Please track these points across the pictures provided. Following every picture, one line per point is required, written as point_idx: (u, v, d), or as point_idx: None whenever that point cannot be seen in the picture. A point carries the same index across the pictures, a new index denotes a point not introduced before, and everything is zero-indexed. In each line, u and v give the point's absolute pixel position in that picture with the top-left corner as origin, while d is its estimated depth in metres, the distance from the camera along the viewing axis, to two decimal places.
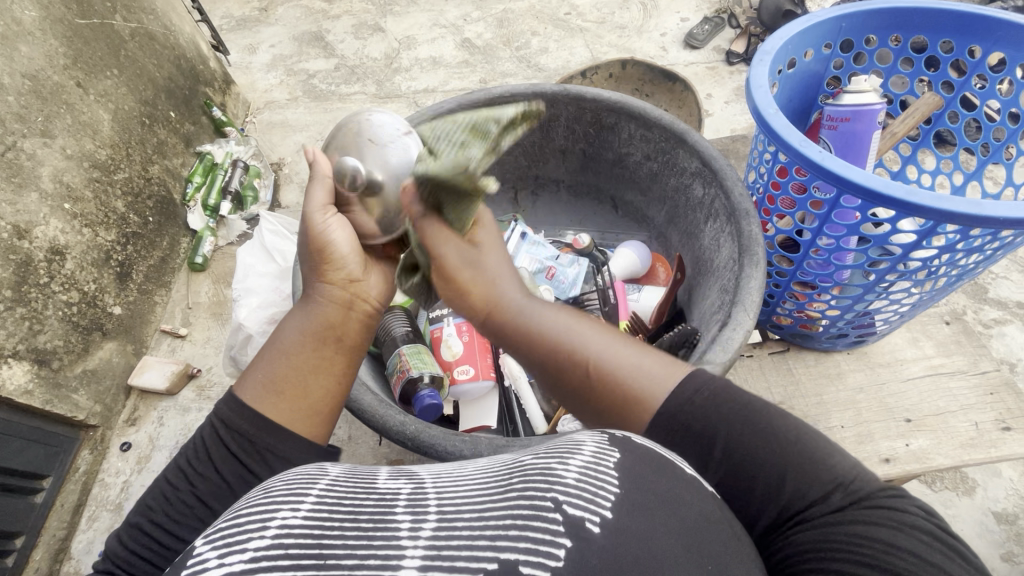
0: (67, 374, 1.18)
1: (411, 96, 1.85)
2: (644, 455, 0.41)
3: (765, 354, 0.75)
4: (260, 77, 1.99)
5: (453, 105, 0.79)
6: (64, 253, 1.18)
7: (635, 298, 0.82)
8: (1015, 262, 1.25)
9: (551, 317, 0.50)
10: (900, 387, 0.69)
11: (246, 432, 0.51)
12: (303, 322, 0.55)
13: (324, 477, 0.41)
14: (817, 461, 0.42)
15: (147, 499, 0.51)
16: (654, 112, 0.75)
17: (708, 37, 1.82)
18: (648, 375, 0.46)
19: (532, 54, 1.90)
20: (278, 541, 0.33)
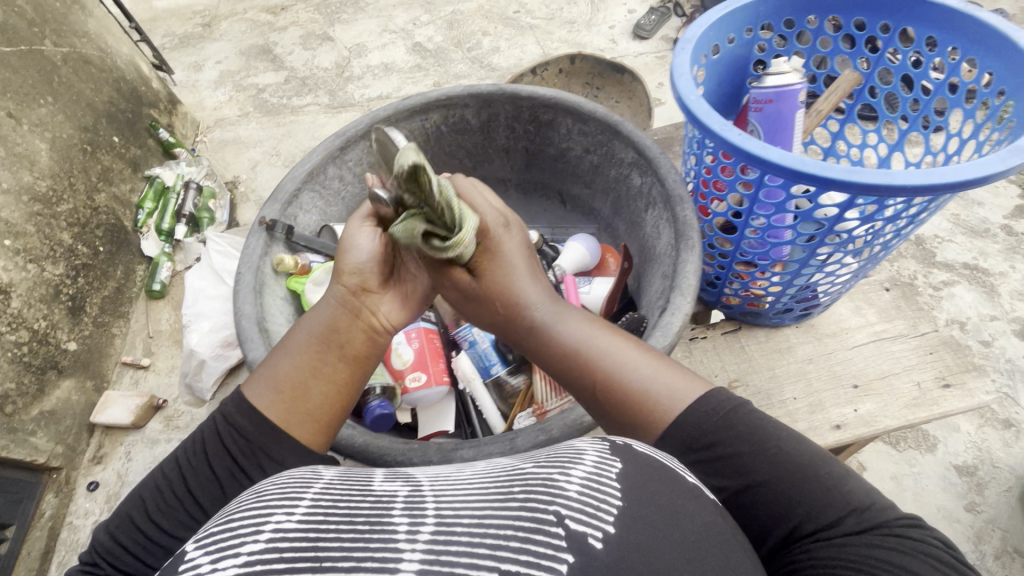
0: (23, 417, 1.13)
1: (365, 103, 1.82)
2: (645, 462, 0.43)
3: (718, 334, 0.77)
4: (208, 95, 1.94)
5: (390, 111, 0.80)
6: (8, 292, 1.12)
7: (585, 289, 0.80)
8: (957, 225, 1.30)
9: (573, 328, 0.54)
10: (846, 355, 0.72)
11: (241, 426, 0.53)
12: (312, 325, 0.57)
13: (317, 480, 0.42)
14: (824, 484, 0.44)
15: (139, 493, 0.54)
16: (589, 105, 0.77)
17: (655, 26, 1.85)
18: (667, 394, 0.48)
19: (484, 54, 1.90)
20: (273, 545, 0.34)
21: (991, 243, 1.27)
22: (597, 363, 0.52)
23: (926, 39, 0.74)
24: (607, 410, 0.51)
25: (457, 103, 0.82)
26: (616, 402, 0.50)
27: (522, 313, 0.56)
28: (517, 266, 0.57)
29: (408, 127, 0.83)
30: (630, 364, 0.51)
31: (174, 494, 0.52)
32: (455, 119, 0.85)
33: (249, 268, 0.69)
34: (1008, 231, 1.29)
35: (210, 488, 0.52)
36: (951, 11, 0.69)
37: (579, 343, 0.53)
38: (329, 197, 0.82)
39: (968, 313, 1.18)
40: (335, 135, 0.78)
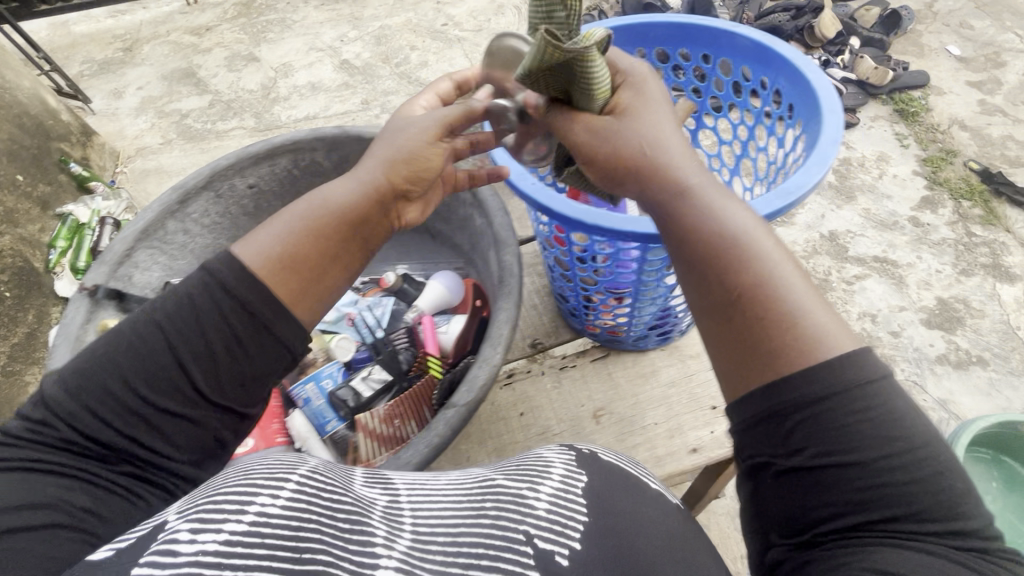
0: None
1: (292, 125, 1.79)
2: (606, 477, 0.52)
3: (587, 361, 0.78)
4: (129, 123, 1.87)
5: (233, 159, 0.83)
6: None
7: (443, 329, 0.86)
8: (867, 219, 1.35)
9: (728, 212, 0.49)
10: (705, 377, 0.74)
11: (242, 295, 0.52)
12: (348, 198, 0.58)
13: (301, 465, 0.46)
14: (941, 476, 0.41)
15: (87, 350, 0.54)
16: None
17: None
18: (835, 338, 0.43)
19: (412, 69, 1.88)
20: (255, 528, 0.38)
21: (899, 235, 1.32)
22: (746, 261, 0.46)
23: (742, 70, 0.84)
24: (744, 308, 0.45)
25: (305, 147, 0.86)
26: (756, 306, 0.45)
27: (669, 177, 0.51)
28: (672, 142, 0.53)
29: (256, 172, 0.86)
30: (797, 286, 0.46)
31: (126, 346, 0.53)
32: (307, 162, 0.89)
33: (68, 338, 0.66)
34: (915, 222, 1.34)
35: (188, 349, 0.53)
36: (749, 41, 0.80)
37: (742, 231, 0.48)
38: (173, 252, 0.85)
39: (877, 306, 1.22)
40: (173, 189, 0.80)
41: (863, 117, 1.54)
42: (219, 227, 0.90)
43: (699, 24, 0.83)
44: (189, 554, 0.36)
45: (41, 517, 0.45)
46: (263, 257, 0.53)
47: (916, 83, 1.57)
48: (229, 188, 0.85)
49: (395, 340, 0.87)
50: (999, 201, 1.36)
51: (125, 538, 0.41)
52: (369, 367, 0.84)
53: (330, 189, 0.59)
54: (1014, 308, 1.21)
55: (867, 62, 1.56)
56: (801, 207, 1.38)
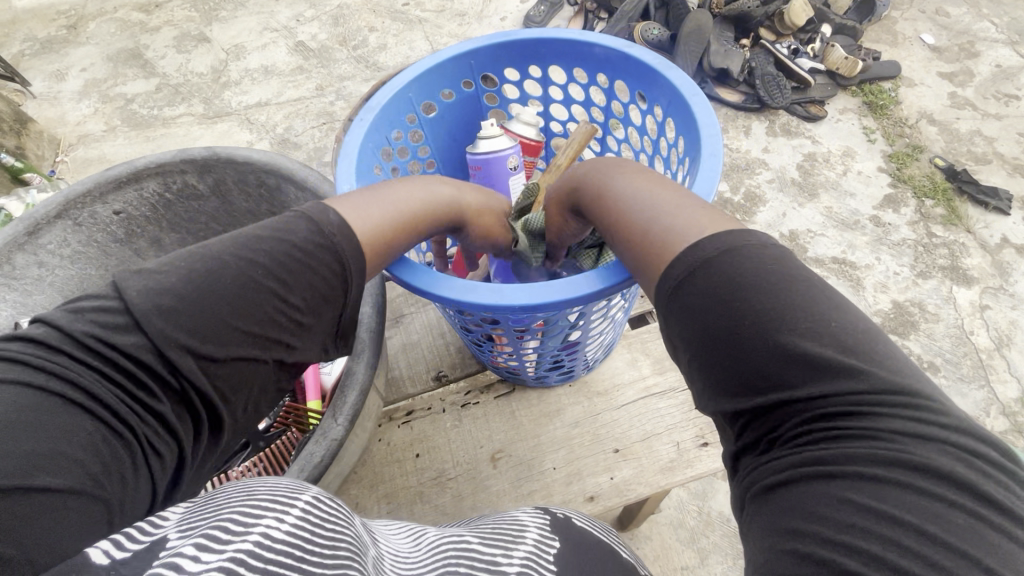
0: None
1: (242, 111, 1.71)
2: (582, 544, 0.52)
3: (491, 398, 0.80)
4: (71, 108, 1.77)
5: (90, 184, 0.79)
6: None
7: (327, 371, 0.86)
8: (829, 218, 1.31)
9: (614, 177, 0.58)
10: (611, 417, 0.76)
11: (351, 258, 0.54)
12: (439, 197, 0.64)
13: (307, 489, 0.42)
14: (818, 307, 0.39)
15: (164, 267, 0.48)
16: (298, 172, 0.76)
17: (545, 17, 1.76)
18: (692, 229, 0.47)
19: (369, 52, 1.80)
20: (258, 550, 0.33)
21: (860, 235, 1.29)
22: (617, 203, 0.56)
23: (636, 94, 0.80)
24: (636, 241, 0.51)
25: (173, 171, 0.84)
26: (631, 236, 0.52)
27: (570, 186, 0.65)
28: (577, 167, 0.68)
29: (121, 198, 0.84)
30: (658, 197, 0.53)
31: (214, 281, 0.48)
32: (180, 187, 0.87)
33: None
34: (875, 222, 1.31)
35: (288, 294, 0.51)
36: (637, 63, 0.76)
37: (620, 184, 0.57)
38: (27, 286, 0.80)
39: None
40: (19, 221, 0.76)
41: (831, 109, 1.50)
42: (83, 256, 0.86)
43: (589, 45, 0.80)
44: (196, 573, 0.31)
45: (57, 481, 0.39)
46: (367, 219, 0.56)
47: (885, 75, 1.52)
48: (90, 216, 0.83)
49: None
50: (961, 200, 1.34)
51: (130, 545, 0.34)
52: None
53: (426, 187, 0.65)
54: (969, 313, 1.19)
55: (836, 52, 1.50)
56: (762, 205, 1.34)
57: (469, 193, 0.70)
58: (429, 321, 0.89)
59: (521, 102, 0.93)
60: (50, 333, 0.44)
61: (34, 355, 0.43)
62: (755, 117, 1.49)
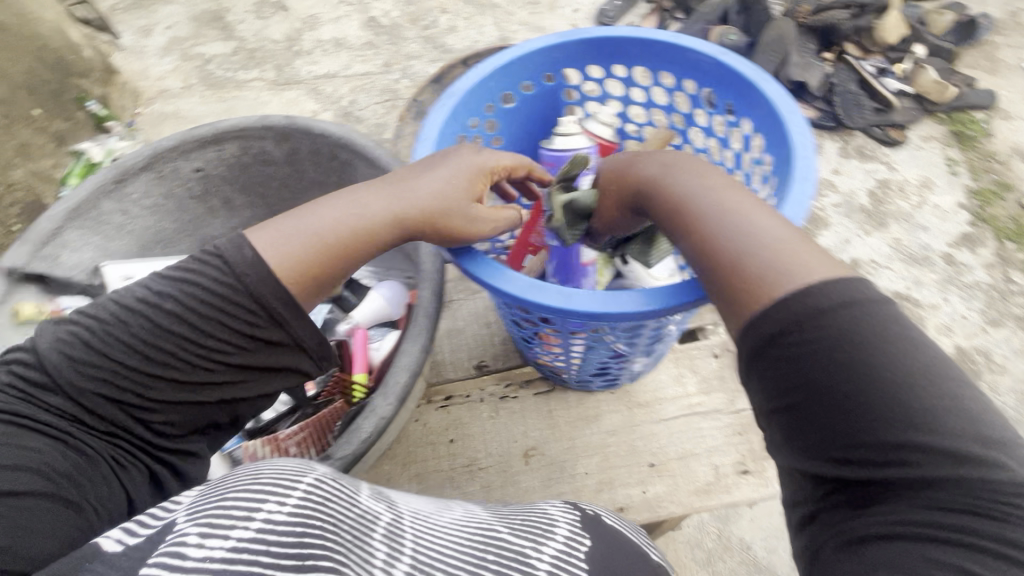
0: None
1: (311, 81, 1.75)
2: (609, 545, 0.58)
3: (531, 394, 0.86)
4: (153, 63, 1.85)
5: (177, 141, 0.84)
6: None
7: (376, 346, 0.89)
8: (896, 251, 1.24)
9: (698, 186, 0.56)
10: (651, 430, 0.83)
11: (262, 295, 0.58)
12: (368, 214, 0.62)
13: (312, 469, 0.50)
14: (909, 365, 0.41)
15: (79, 317, 0.59)
16: (371, 150, 0.78)
17: (619, 13, 1.73)
18: (785, 271, 0.46)
19: (439, 34, 1.80)
20: (261, 535, 0.41)
21: (928, 272, 1.21)
22: (697, 218, 0.54)
23: (725, 105, 0.80)
24: (721, 270, 0.50)
25: (253, 135, 0.87)
26: (716, 261, 0.51)
27: (642, 185, 0.63)
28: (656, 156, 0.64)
29: (201, 156, 0.88)
30: (758, 218, 0.51)
31: (152, 329, 0.58)
32: (257, 151, 0.90)
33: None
34: (948, 260, 1.23)
35: (205, 326, 0.59)
36: (733, 73, 0.76)
37: (703, 195, 0.55)
38: (109, 231, 0.87)
39: None
40: (109, 169, 0.81)
41: (913, 136, 1.41)
42: (161, 208, 0.92)
43: (687, 49, 0.79)
44: (198, 558, 0.39)
45: (25, 484, 0.51)
46: (282, 257, 0.59)
47: (978, 104, 1.43)
48: (173, 170, 0.87)
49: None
50: None
51: (137, 533, 0.44)
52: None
53: (355, 202, 0.63)
54: None
55: (928, 75, 1.41)
56: (825, 228, 1.28)
57: (426, 191, 0.63)
58: (478, 311, 0.95)
59: (600, 101, 0.92)
60: None
61: None
62: (829, 134, 1.42)
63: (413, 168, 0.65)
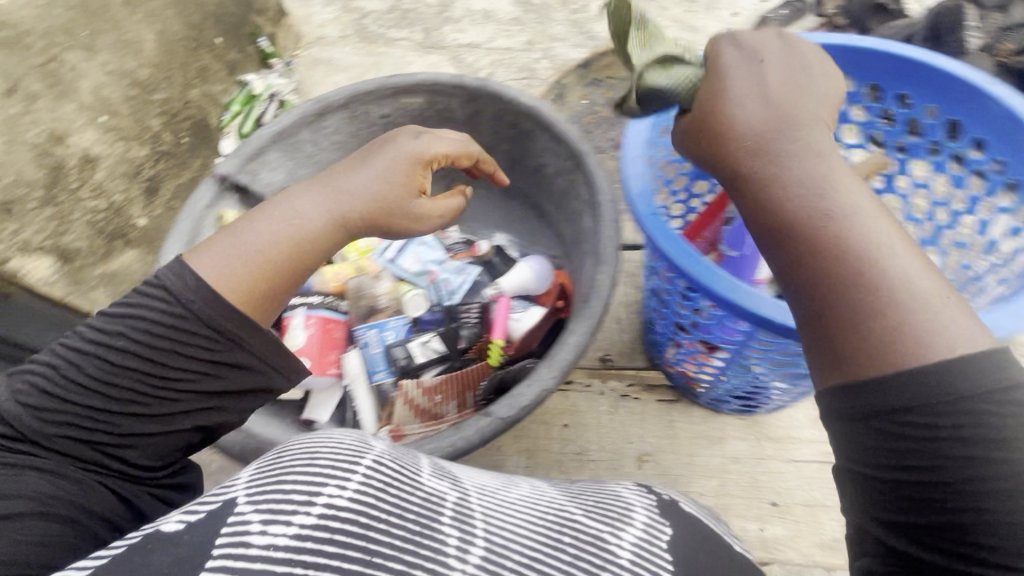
0: (89, 273, 1.25)
1: (454, 49, 1.80)
2: (692, 533, 0.62)
3: (652, 398, 1.01)
4: (315, 10, 1.94)
5: (375, 86, 0.90)
6: (96, 162, 1.26)
7: (516, 316, 0.94)
8: None
9: (834, 204, 0.52)
10: (780, 469, 0.94)
11: (214, 320, 0.62)
12: (302, 214, 0.68)
13: (369, 450, 0.57)
14: (1004, 433, 0.44)
15: (35, 366, 0.64)
16: (563, 127, 0.83)
17: (783, 23, 1.61)
18: (931, 340, 0.46)
19: (587, 20, 1.78)
20: (322, 523, 0.48)
21: None
22: (830, 254, 0.51)
23: (971, 139, 0.83)
24: (849, 326, 0.49)
25: (444, 91, 0.91)
26: (850, 307, 0.49)
27: (760, 181, 0.56)
28: (775, 145, 0.56)
29: (390, 104, 0.93)
30: (882, 258, 0.49)
31: (111, 370, 0.62)
32: (441, 107, 0.94)
33: (191, 217, 0.82)
34: None
35: (159, 352, 0.62)
36: (1007, 116, 0.77)
37: (844, 223, 0.51)
38: (298, 158, 0.94)
39: None
40: (312, 102, 0.88)
41: None
42: (345, 148, 0.97)
43: (945, 74, 0.82)
44: (266, 544, 0.46)
45: (21, 503, 0.56)
46: (227, 278, 0.63)
47: None
48: (363, 112, 0.93)
49: (467, 315, 0.96)
50: None
51: (196, 511, 0.51)
52: (429, 334, 0.93)
53: (295, 207, 0.69)
54: None
55: None
56: None
57: (355, 193, 0.70)
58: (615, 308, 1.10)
59: None
60: None
61: None
62: None
63: (345, 167, 0.72)
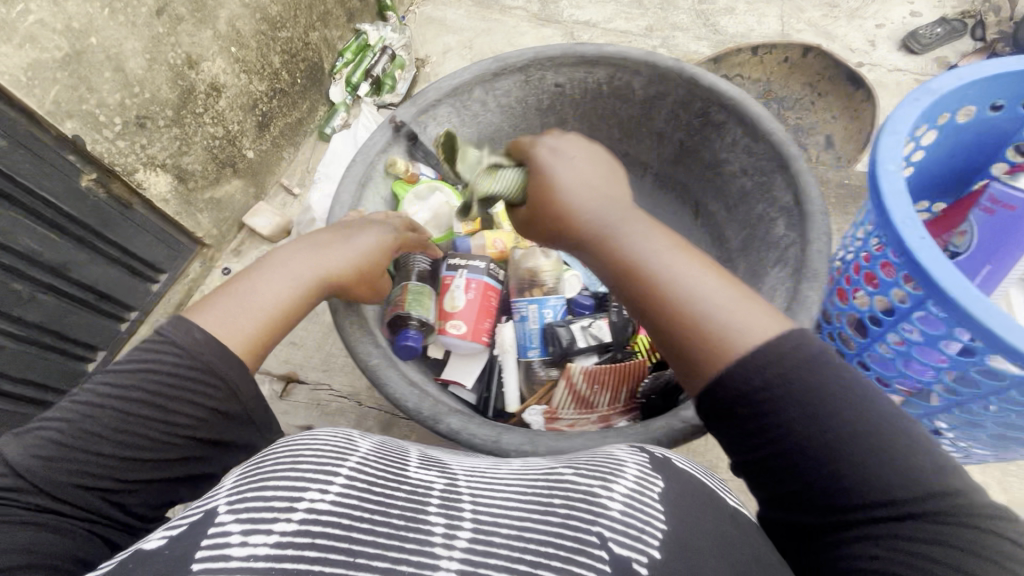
0: (198, 196, 1.32)
1: (569, 25, 1.74)
2: (688, 487, 0.50)
3: None
4: None
5: (555, 53, 0.83)
6: (220, 91, 1.29)
7: None
8: None
9: (649, 250, 0.54)
10: None
11: (226, 372, 0.53)
12: (295, 269, 0.62)
13: (352, 453, 0.51)
14: (879, 422, 0.42)
15: (48, 419, 0.51)
16: (768, 125, 0.72)
17: (936, 41, 1.46)
18: (742, 330, 0.47)
19: (714, 11, 1.67)
20: (304, 529, 0.41)
21: None
22: (658, 303, 0.51)
23: None
24: (690, 361, 0.49)
25: (631, 67, 0.82)
26: (684, 343, 0.49)
27: (595, 252, 0.57)
28: (595, 208, 0.58)
29: (568, 72, 0.85)
30: (697, 286, 0.50)
31: (128, 418, 0.50)
32: (621, 83, 0.85)
33: (364, 161, 0.80)
34: None
35: (178, 403, 0.51)
36: None
37: (658, 268, 0.53)
38: (465, 117, 0.89)
39: None
40: (492, 60, 0.83)
41: None
42: (509, 111, 0.91)
43: None
44: (243, 556, 0.39)
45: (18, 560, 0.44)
46: (234, 331, 0.56)
47: None
48: (539, 79, 0.86)
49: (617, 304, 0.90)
50: None
51: (178, 523, 0.44)
52: (592, 319, 0.85)
53: (285, 269, 0.63)
54: None
55: None
56: None
57: (341, 250, 0.67)
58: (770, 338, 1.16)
59: None
60: None
61: None
62: None
63: (327, 228, 0.69)
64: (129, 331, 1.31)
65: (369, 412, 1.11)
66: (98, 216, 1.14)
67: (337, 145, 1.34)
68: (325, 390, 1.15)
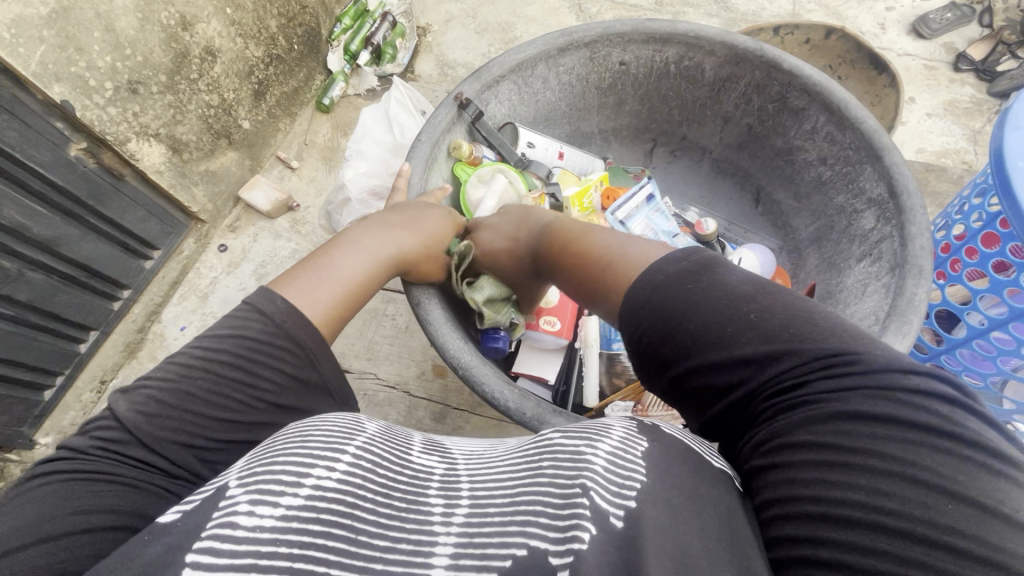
0: (193, 168, 1.25)
1: None
2: (668, 448, 0.44)
3: None
4: None
5: (629, 29, 0.79)
6: (215, 56, 1.21)
7: None
8: None
9: (576, 224, 0.65)
10: None
11: (298, 336, 0.55)
12: (370, 249, 0.65)
13: (359, 433, 0.47)
14: (720, 315, 0.44)
15: (151, 376, 0.51)
16: (856, 111, 0.71)
17: (944, 27, 1.46)
18: (639, 253, 0.54)
19: None
20: (310, 503, 0.38)
21: None
22: (588, 269, 0.58)
23: None
24: (611, 293, 0.54)
25: (704, 47, 0.79)
26: (607, 286, 0.54)
27: (548, 242, 0.67)
28: (536, 214, 0.73)
29: (637, 52, 0.82)
30: (615, 240, 0.58)
31: (222, 380, 0.51)
32: (690, 64, 0.83)
33: (430, 141, 0.76)
34: None
35: (266, 372, 0.53)
36: None
37: (582, 234, 0.62)
38: (526, 94, 0.86)
39: None
40: (562, 35, 0.79)
41: None
42: (569, 89, 0.88)
43: None
44: (249, 528, 0.36)
45: (107, 517, 0.44)
46: (316, 301, 0.58)
47: None
48: (604, 55, 0.83)
49: None
50: None
51: (193, 499, 0.40)
52: None
53: (360, 246, 0.66)
54: None
55: None
56: None
57: (404, 228, 0.69)
58: None
59: None
60: (65, 453, 0.47)
61: (66, 462, 0.46)
62: None
63: (390, 208, 0.72)
64: (122, 312, 1.25)
65: (419, 402, 1.09)
66: (89, 188, 1.07)
67: (367, 119, 1.23)
68: (370, 380, 1.12)
